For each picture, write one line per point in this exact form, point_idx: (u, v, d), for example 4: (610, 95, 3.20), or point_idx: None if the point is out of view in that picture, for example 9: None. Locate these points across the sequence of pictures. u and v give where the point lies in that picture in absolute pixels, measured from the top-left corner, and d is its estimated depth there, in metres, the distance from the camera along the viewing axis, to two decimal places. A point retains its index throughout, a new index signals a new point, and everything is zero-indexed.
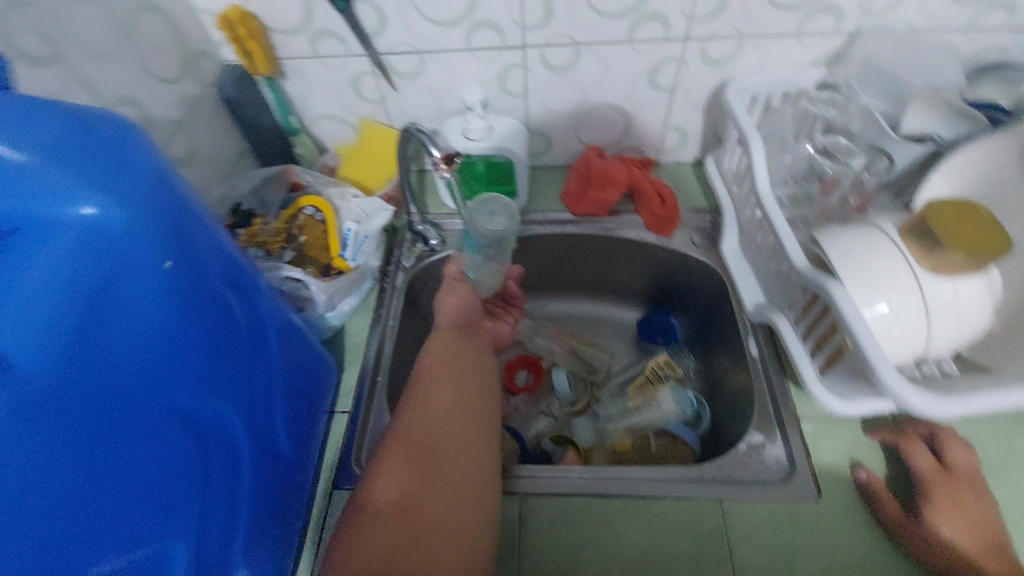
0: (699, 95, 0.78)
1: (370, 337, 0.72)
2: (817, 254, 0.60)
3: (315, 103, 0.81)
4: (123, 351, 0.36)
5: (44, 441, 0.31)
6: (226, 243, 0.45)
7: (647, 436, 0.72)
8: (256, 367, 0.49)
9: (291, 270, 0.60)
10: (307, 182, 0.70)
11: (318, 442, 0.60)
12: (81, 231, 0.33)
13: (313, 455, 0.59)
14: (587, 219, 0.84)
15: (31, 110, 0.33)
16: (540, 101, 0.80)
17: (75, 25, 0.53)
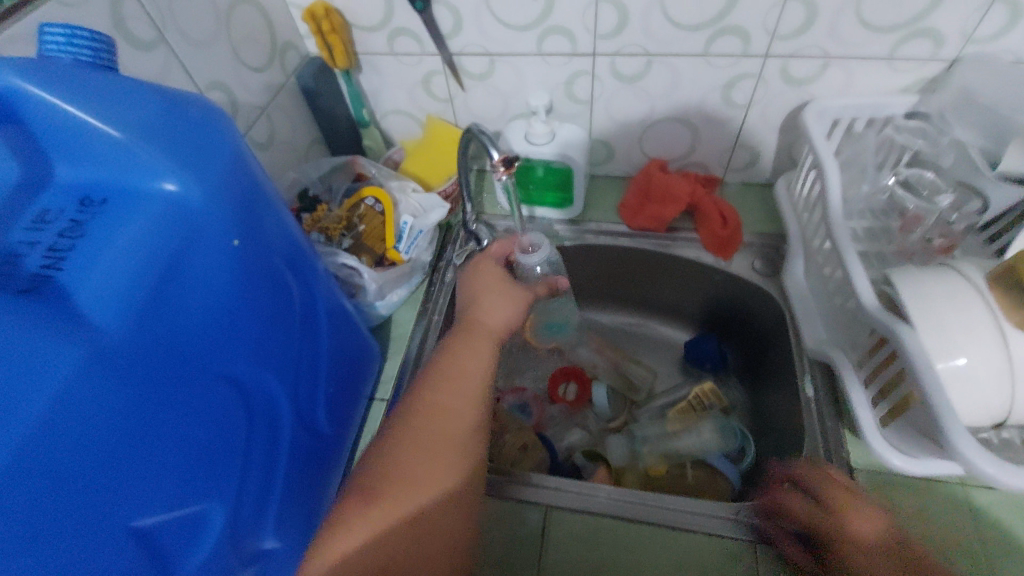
0: (775, 115, 0.75)
1: (416, 329, 0.74)
2: (888, 294, 0.56)
3: (387, 98, 0.84)
4: (189, 316, 0.38)
5: (111, 391, 0.32)
6: (289, 222, 0.47)
7: (683, 465, 0.71)
8: (308, 345, 0.50)
9: (347, 257, 0.62)
10: (371, 173, 0.72)
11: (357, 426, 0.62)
12: (164, 204, 0.36)
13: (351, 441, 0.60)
14: (643, 233, 0.82)
15: (131, 88, 0.36)
16: (606, 110, 0.79)
17: (178, 13, 0.57)
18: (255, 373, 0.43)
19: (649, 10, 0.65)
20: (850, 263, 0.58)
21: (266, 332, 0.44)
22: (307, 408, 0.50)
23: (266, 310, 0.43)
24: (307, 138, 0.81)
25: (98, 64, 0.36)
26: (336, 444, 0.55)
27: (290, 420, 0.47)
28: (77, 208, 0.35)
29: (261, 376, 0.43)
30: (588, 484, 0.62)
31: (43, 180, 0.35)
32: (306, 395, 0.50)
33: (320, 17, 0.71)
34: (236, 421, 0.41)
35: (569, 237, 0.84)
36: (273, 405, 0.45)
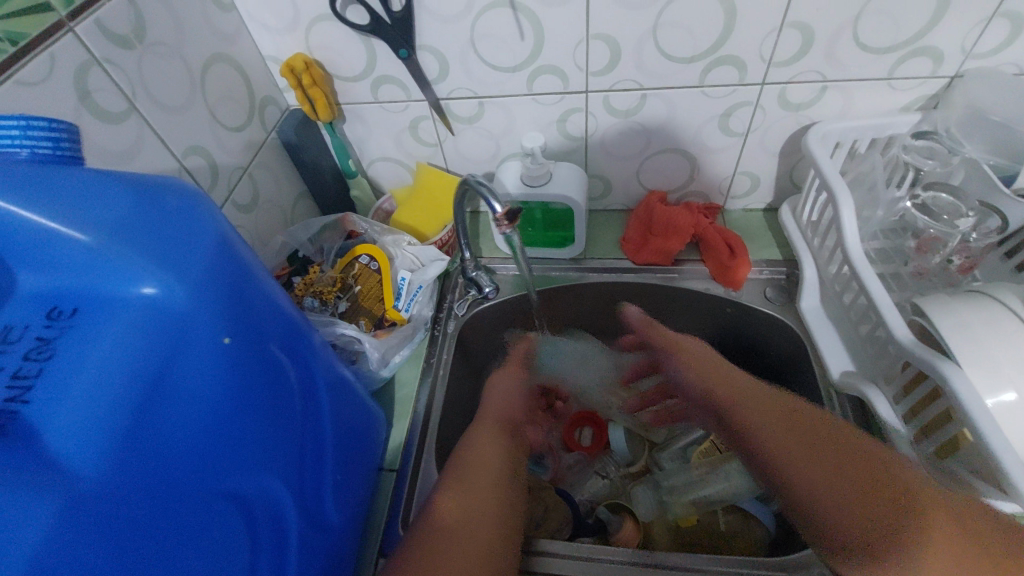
0: (775, 140, 0.73)
1: (421, 389, 0.70)
2: (920, 325, 0.53)
3: (373, 147, 0.81)
4: (180, 430, 0.33)
5: (88, 543, 0.28)
6: (279, 296, 0.42)
7: (714, 511, 0.68)
8: (311, 431, 0.45)
9: (347, 326, 0.58)
10: (363, 229, 0.68)
11: (367, 505, 0.57)
12: (144, 309, 0.32)
13: (362, 522, 0.55)
14: (648, 267, 0.79)
15: (100, 184, 0.32)
16: (601, 146, 0.77)
17: (149, 80, 0.53)
18: (257, 476, 0.38)
19: (642, 44, 0.64)
20: (874, 293, 0.56)
21: (266, 427, 0.39)
22: (316, 501, 0.45)
23: (264, 402, 0.39)
24: (293, 194, 0.78)
25: (59, 156, 0.33)
26: (348, 533, 0.50)
27: (298, 521, 0.42)
28: (44, 322, 0.31)
29: (264, 479, 0.39)
30: (617, 551, 0.58)
31: (5, 290, 0.31)
32: (313, 487, 0.45)
33: (300, 70, 0.68)
34: (240, 539, 0.36)
35: (573, 276, 0.80)
36: (280, 508, 0.40)
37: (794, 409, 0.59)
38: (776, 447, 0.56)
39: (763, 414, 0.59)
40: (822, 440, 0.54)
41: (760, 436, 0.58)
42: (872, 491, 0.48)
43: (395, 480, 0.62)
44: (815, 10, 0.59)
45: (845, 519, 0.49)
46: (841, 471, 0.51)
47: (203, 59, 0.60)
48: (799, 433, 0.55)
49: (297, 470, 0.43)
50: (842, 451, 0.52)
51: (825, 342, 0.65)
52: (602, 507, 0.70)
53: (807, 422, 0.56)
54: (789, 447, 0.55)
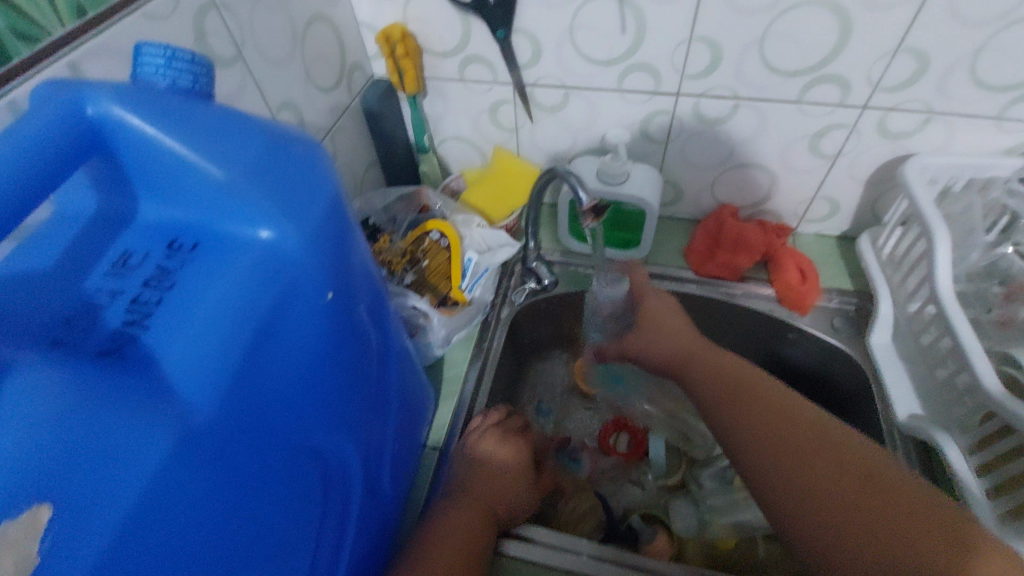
0: (864, 168, 0.70)
1: (470, 372, 0.69)
2: (1012, 376, 0.51)
3: (449, 125, 0.80)
4: (275, 378, 0.33)
5: (191, 477, 0.28)
6: (371, 263, 0.42)
7: (753, 537, 0.66)
8: (380, 401, 0.45)
9: (417, 299, 0.59)
10: (436, 205, 0.68)
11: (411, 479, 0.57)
12: (258, 253, 0.32)
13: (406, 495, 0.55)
14: (711, 281, 0.77)
15: (233, 124, 0.32)
16: (681, 152, 0.75)
17: (257, 30, 0.53)
18: (335, 437, 0.38)
19: (747, 52, 0.62)
20: (964, 338, 0.53)
21: (349, 391, 0.39)
22: (377, 470, 0.45)
23: (350, 365, 0.39)
24: (365, 162, 0.78)
25: (196, 90, 0.33)
26: (395, 505, 0.50)
27: (362, 487, 0.42)
28: (164, 252, 0.32)
29: (341, 440, 0.39)
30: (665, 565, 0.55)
31: (128, 218, 0.33)
32: (376, 456, 0.45)
33: (394, 39, 0.68)
34: (315, 495, 0.36)
35: None
36: (348, 473, 0.40)
37: (746, 387, 0.52)
38: (740, 433, 0.49)
39: (735, 400, 0.51)
40: (801, 428, 0.46)
41: (729, 422, 0.50)
42: (856, 486, 0.41)
43: (437, 459, 0.62)
44: (937, 37, 0.56)
45: (836, 526, 0.40)
46: (823, 464, 0.43)
47: (306, 17, 0.60)
48: (772, 418, 0.48)
49: (367, 437, 0.42)
50: (829, 447, 0.44)
51: (894, 381, 0.63)
52: (636, 515, 0.67)
53: (775, 404, 0.49)
54: (772, 432, 0.47)
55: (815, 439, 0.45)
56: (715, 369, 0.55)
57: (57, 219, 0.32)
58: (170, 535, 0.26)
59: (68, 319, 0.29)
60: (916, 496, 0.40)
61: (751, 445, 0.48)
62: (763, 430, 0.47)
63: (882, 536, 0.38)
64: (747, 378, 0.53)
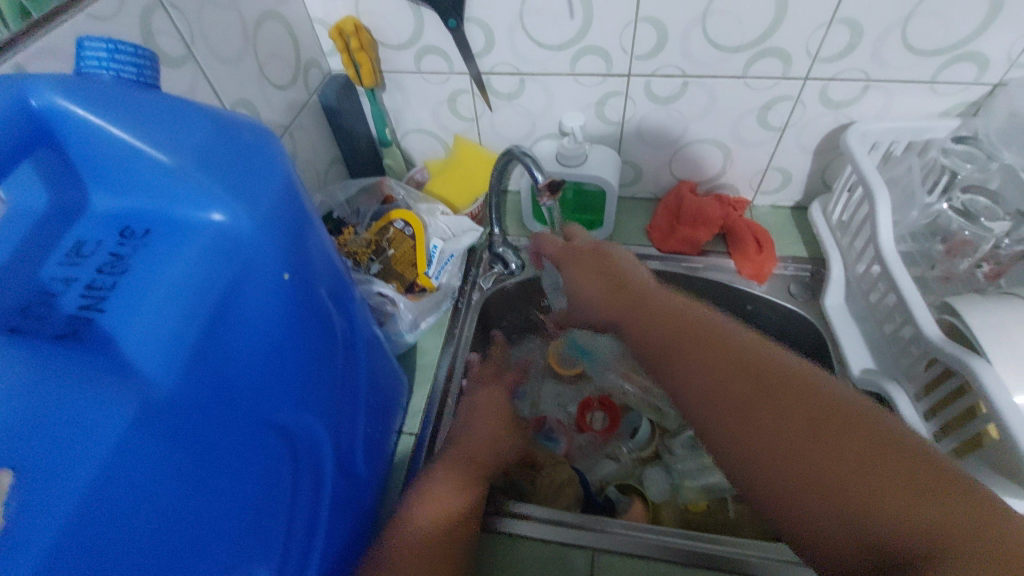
0: (811, 138, 0.73)
1: (442, 358, 0.71)
2: (950, 322, 0.53)
3: (409, 117, 0.81)
4: (234, 357, 0.34)
5: (155, 446, 0.29)
6: (329, 245, 0.43)
7: (724, 499, 0.70)
8: (347, 383, 0.46)
9: (381, 286, 0.59)
10: (398, 195, 0.69)
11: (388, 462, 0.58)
12: (214, 236, 0.33)
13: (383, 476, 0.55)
14: (674, 256, 0.79)
15: (177, 109, 0.33)
16: (637, 132, 0.77)
17: (208, 29, 0.54)
18: (303, 414, 0.39)
19: (691, 30, 0.64)
20: (905, 291, 0.56)
21: (313, 371, 0.40)
22: (351, 448, 0.47)
23: (314, 345, 0.40)
24: (327, 158, 0.78)
25: (141, 82, 0.34)
26: (373, 485, 0.51)
27: (335, 465, 0.44)
28: (118, 240, 0.33)
29: (308, 419, 0.40)
30: (634, 524, 0.58)
31: (80, 211, 0.33)
32: (348, 436, 0.46)
33: (348, 33, 0.69)
34: (285, 469, 0.37)
35: None
36: (319, 452, 0.41)
37: (695, 335, 0.43)
38: (694, 399, 0.39)
39: (682, 353, 0.42)
40: (744, 371, 0.38)
41: (673, 375, 0.42)
42: (810, 436, 0.33)
43: (413, 442, 0.63)
44: (867, 7, 0.59)
45: (796, 488, 0.32)
46: (770, 414, 0.35)
47: (257, 16, 0.61)
48: (725, 372, 0.39)
49: (336, 418, 0.43)
50: (778, 393, 0.36)
51: (847, 339, 0.66)
52: (612, 487, 0.70)
53: (722, 345, 0.41)
54: (718, 386, 0.38)
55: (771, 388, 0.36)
56: (658, 317, 0.47)
57: (3, 215, 0.32)
58: (138, 499, 0.28)
59: (24, 307, 0.29)
60: (896, 446, 0.31)
61: (694, 399, 0.39)
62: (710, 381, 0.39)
63: (849, 497, 0.30)
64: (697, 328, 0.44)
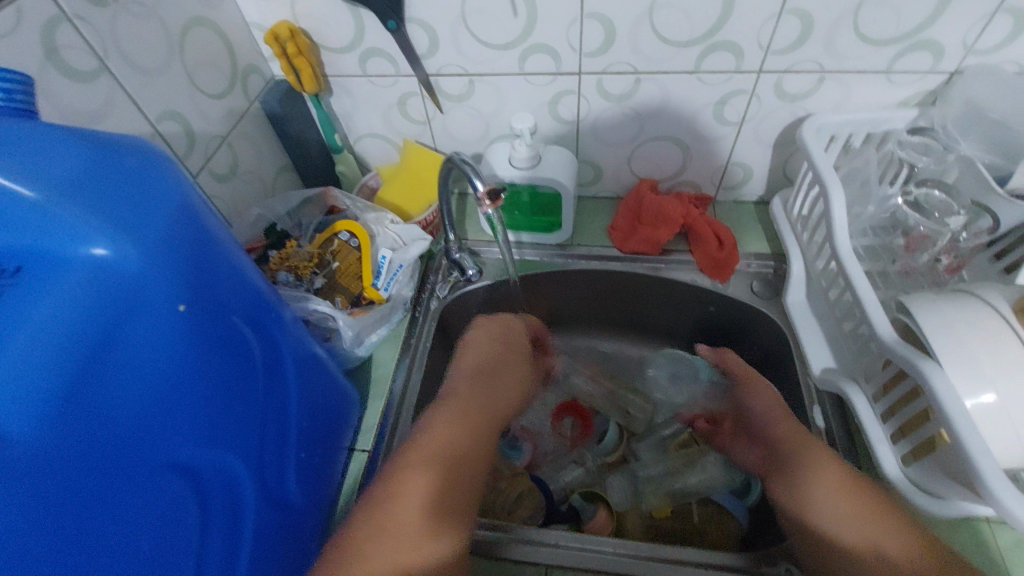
0: (769, 131, 0.72)
1: (397, 371, 0.69)
2: (904, 322, 0.52)
3: (360, 121, 0.79)
4: (129, 399, 0.32)
5: (29, 495, 0.27)
6: (247, 269, 0.41)
7: (689, 503, 0.67)
8: (272, 411, 0.44)
9: (320, 302, 0.56)
10: (344, 205, 0.67)
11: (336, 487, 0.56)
12: (93, 271, 0.31)
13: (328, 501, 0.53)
14: (635, 256, 0.77)
15: (43, 137, 0.30)
16: (593, 130, 0.75)
17: (124, 41, 0.51)
18: (212, 449, 0.38)
19: (639, 26, 0.62)
20: (860, 289, 0.55)
21: (224, 404, 0.38)
22: (279, 474, 0.45)
23: (224, 378, 0.39)
24: (274, 166, 0.76)
25: (10, 106, 0.31)
26: (314, 511, 0.50)
27: (257, 496, 0.42)
28: None
29: (217, 453, 0.38)
30: (576, 535, 0.58)
31: None
32: (273, 465, 0.44)
33: (285, 38, 0.66)
34: (191, 507, 0.36)
35: (557, 263, 0.79)
36: (232, 486, 0.40)
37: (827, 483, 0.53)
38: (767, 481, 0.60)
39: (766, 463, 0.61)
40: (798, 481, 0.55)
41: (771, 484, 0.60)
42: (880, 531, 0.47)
43: (366, 459, 0.62)
44: None
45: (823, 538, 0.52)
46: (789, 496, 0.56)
47: (182, 23, 0.58)
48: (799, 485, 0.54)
49: (255, 448, 0.42)
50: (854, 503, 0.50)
51: (808, 337, 0.64)
52: (577, 495, 0.67)
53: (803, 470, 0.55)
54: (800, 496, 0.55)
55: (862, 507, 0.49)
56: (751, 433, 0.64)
57: None
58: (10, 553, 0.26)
59: None
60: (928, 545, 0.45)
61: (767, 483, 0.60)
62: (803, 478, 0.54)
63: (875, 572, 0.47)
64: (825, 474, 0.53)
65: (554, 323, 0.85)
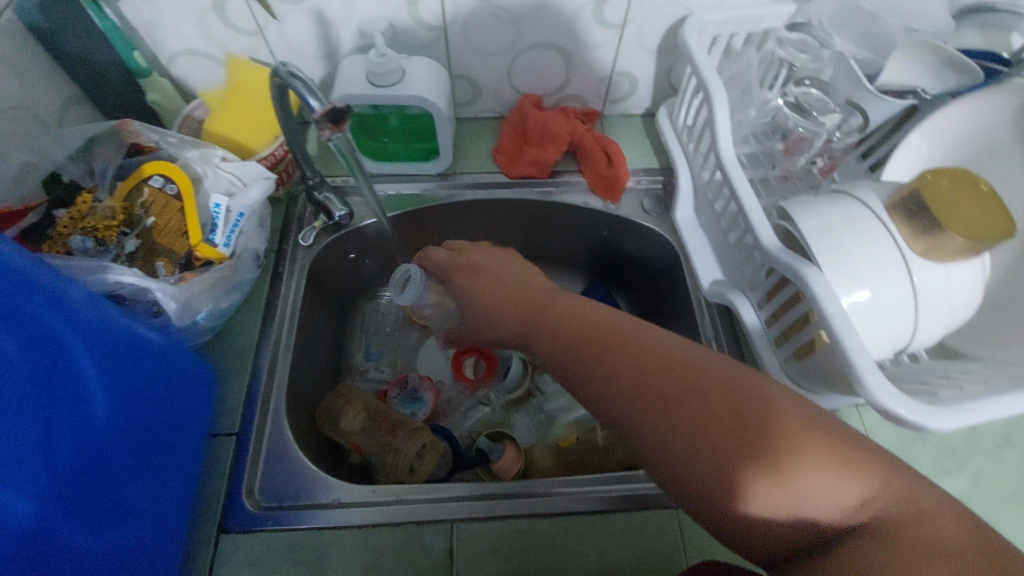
0: (653, 35, 0.66)
1: (263, 339, 0.59)
2: (785, 229, 0.50)
3: (169, 34, 0.62)
4: None
5: None
6: (13, 257, 0.35)
7: (594, 428, 0.66)
8: (87, 412, 0.39)
9: (127, 270, 0.45)
10: (153, 142, 0.53)
11: (199, 465, 0.50)
12: None
13: (189, 477, 0.48)
14: (523, 181, 0.71)
15: None
16: (463, 38, 0.65)
17: None
18: (30, 469, 0.34)
19: None
20: (744, 198, 0.53)
21: (44, 407, 0.36)
22: (100, 482, 0.40)
23: (31, 381, 0.35)
24: (57, 97, 0.58)
25: None
26: (156, 515, 0.44)
27: (46, 522, 0.35)
28: None
29: (42, 468, 0.35)
30: (481, 484, 0.53)
31: None
32: (96, 462, 0.39)
33: None
34: None
35: (440, 197, 0.70)
36: (51, 491, 0.35)
37: (667, 364, 0.39)
38: (573, 358, 0.44)
39: (578, 347, 0.44)
40: (633, 350, 0.41)
41: (590, 366, 0.42)
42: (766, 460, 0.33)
43: (234, 439, 0.54)
44: None
45: (646, 416, 0.38)
46: (611, 368, 0.41)
47: None
48: (624, 365, 0.40)
49: (77, 455, 0.38)
50: (702, 390, 0.37)
51: (698, 253, 0.63)
52: (483, 437, 0.64)
53: (645, 351, 0.40)
54: (629, 377, 0.39)
55: (690, 383, 0.37)
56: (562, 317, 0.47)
57: None
58: None
59: None
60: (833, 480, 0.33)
61: (569, 360, 0.44)
62: (632, 364, 0.40)
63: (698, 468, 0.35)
64: (664, 355, 0.39)
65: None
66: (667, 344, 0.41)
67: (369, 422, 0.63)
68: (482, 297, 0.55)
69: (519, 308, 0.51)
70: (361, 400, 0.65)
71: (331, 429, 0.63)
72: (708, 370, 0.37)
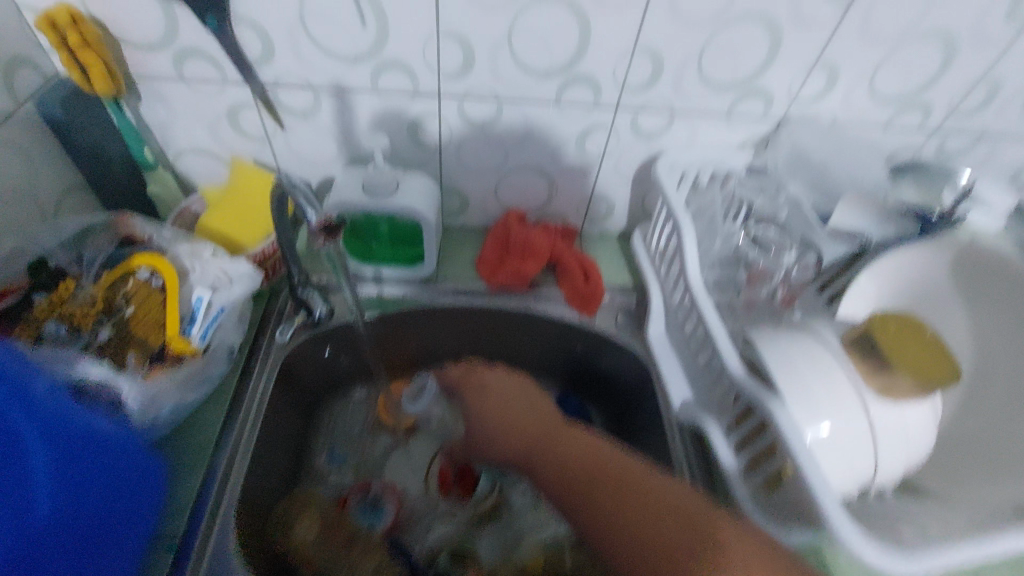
0: (629, 167, 0.73)
1: (222, 437, 0.56)
2: (750, 357, 0.52)
3: (180, 134, 0.66)
4: None
5: None
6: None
7: (561, 550, 0.63)
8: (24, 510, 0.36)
9: (95, 367, 0.45)
10: (147, 235, 0.55)
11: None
12: None
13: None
14: (504, 291, 0.73)
15: None
16: (457, 158, 0.71)
17: None
18: None
19: (499, 50, 0.59)
20: (712, 324, 0.55)
21: None
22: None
23: None
24: (56, 183, 0.60)
25: None
26: None
27: None
28: None
29: None
30: None
31: None
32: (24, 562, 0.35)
33: (63, 27, 0.53)
34: None
35: (421, 300, 0.72)
36: None
37: (652, 505, 0.41)
38: (567, 493, 0.46)
39: (572, 481, 0.47)
40: (620, 489, 0.44)
41: (582, 503, 0.45)
42: None
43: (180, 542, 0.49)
44: (663, 38, 0.58)
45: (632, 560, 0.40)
46: (602, 506, 0.43)
47: None
48: (613, 505, 0.43)
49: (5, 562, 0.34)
50: (686, 537, 0.39)
51: (669, 371, 0.64)
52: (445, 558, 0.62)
53: (633, 490, 0.43)
54: (617, 517, 0.42)
55: (675, 529, 0.40)
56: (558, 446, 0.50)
57: None
58: None
59: None
60: None
61: (564, 494, 0.47)
62: (618, 505, 0.43)
63: None
64: (650, 495, 0.42)
65: (421, 363, 0.78)
66: (653, 484, 0.43)
67: (323, 535, 0.60)
68: (491, 416, 0.56)
69: (524, 431, 0.53)
70: (318, 510, 0.62)
71: (281, 538, 0.59)
72: (692, 516, 0.40)
